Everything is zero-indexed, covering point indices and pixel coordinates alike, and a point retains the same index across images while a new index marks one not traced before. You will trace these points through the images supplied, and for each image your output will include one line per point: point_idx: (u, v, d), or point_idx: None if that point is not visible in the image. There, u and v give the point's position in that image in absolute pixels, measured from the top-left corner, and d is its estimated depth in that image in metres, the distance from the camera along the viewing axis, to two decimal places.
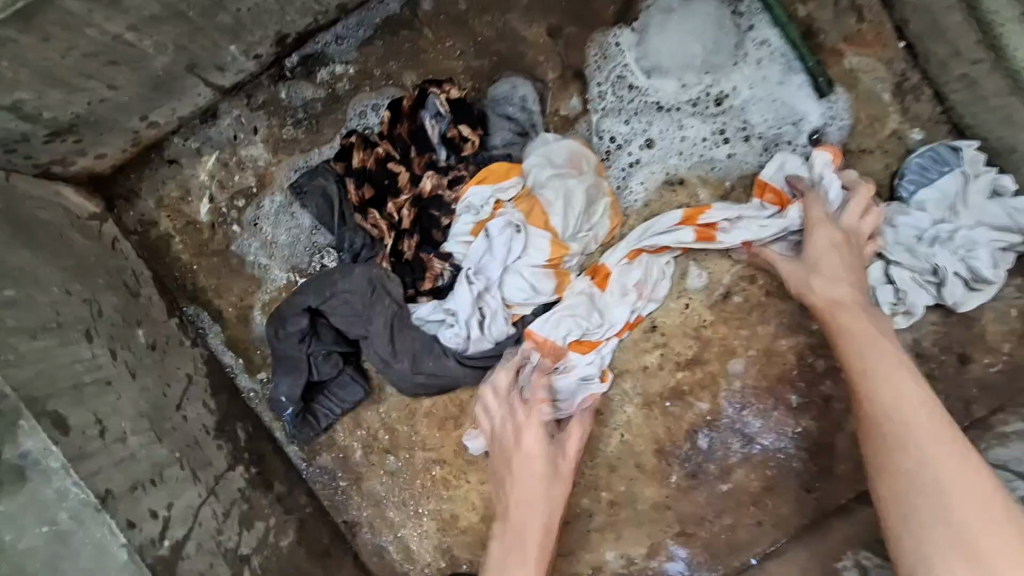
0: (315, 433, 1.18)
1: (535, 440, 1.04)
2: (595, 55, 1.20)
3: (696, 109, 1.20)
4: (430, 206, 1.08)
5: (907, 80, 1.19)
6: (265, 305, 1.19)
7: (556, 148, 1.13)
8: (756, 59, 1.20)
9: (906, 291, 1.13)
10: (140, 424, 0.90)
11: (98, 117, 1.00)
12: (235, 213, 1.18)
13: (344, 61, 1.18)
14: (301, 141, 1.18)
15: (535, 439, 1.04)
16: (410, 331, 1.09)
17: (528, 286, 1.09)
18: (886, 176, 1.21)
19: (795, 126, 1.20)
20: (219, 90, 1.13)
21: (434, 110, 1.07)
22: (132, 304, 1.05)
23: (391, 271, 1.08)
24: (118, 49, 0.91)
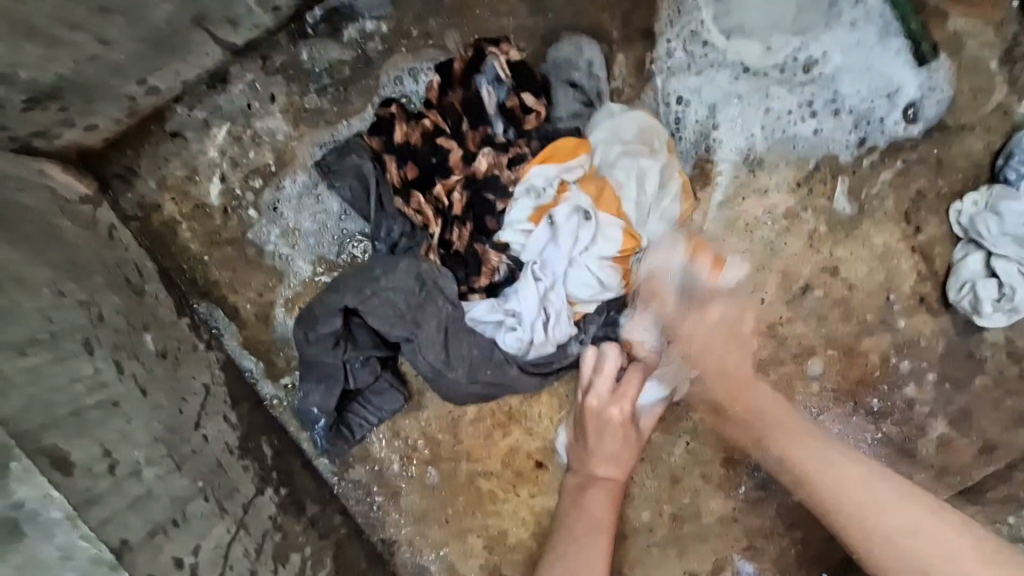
0: (349, 446, 1.04)
1: (607, 439, 1.01)
2: (668, 9, 1.04)
3: (783, 77, 1.05)
4: (484, 189, 0.93)
5: (1018, 47, 1.06)
6: (289, 302, 1.04)
7: (625, 122, 0.98)
8: (852, 20, 1.05)
9: (1013, 287, 1.02)
10: (156, 452, 0.77)
11: (87, 81, 0.83)
12: (250, 194, 1.02)
13: (376, 17, 1.01)
14: (326, 112, 1.02)
15: (607, 438, 1.01)
16: (464, 336, 0.95)
17: (596, 281, 0.95)
18: (987, 156, 1.08)
19: (891, 98, 1.06)
20: (230, 50, 0.96)
21: (493, 75, 0.91)
22: (137, 305, 0.90)
23: (442, 265, 0.94)
24: None
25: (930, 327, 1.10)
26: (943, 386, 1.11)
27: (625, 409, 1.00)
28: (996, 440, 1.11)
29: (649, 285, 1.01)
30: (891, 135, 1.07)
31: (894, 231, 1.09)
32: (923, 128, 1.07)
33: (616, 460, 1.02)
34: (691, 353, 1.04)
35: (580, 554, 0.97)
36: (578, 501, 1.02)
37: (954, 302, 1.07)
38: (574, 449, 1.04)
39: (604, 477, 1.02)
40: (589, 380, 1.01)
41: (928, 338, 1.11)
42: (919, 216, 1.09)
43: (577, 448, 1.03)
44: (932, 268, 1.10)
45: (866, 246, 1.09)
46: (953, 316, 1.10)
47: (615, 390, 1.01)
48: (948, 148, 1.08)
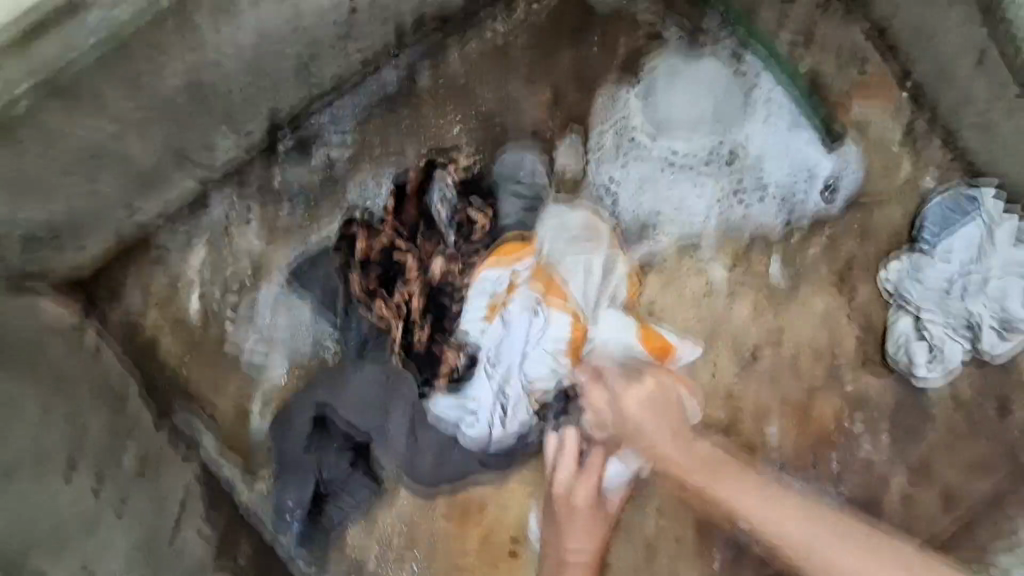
0: (326, 537, 1.07)
1: (581, 518, 1.05)
2: (605, 102, 1.16)
3: (709, 168, 1.14)
4: (440, 293, 1.03)
5: (915, 126, 1.18)
6: (267, 402, 1.09)
7: (569, 218, 1.08)
8: (765, 114, 1.15)
9: (941, 346, 1.10)
10: (133, 562, 0.84)
11: (82, 217, 0.93)
12: (229, 302, 1.10)
13: (342, 140, 1.12)
14: (298, 225, 1.12)
15: (580, 518, 1.05)
16: (428, 430, 1.03)
17: (550, 369, 1.02)
18: (906, 223, 1.18)
19: (809, 179, 1.15)
20: (210, 177, 1.06)
21: (441, 193, 1.05)
22: (120, 419, 0.96)
23: (404, 366, 1.02)
24: (103, 152, 0.84)
25: (875, 384, 1.17)
26: (896, 440, 1.17)
27: (591, 488, 1.06)
28: (956, 489, 1.16)
29: (608, 363, 1.05)
30: (815, 211, 1.17)
31: (831, 297, 1.17)
32: (843, 202, 1.17)
33: (591, 540, 1.05)
34: (652, 429, 1.09)
35: None
36: None
37: (892, 360, 1.15)
38: (550, 533, 1.06)
39: (579, 556, 1.05)
40: (554, 461, 1.06)
41: (875, 395, 1.17)
42: (852, 280, 1.17)
43: (552, 530, 1.06)
44: (870, 328, 1.17)
45: (806, 313, 1.17)
46: (896, 372, 1.16)
47: (580, 470, 1.06)
48: (870, 218, 1.18)
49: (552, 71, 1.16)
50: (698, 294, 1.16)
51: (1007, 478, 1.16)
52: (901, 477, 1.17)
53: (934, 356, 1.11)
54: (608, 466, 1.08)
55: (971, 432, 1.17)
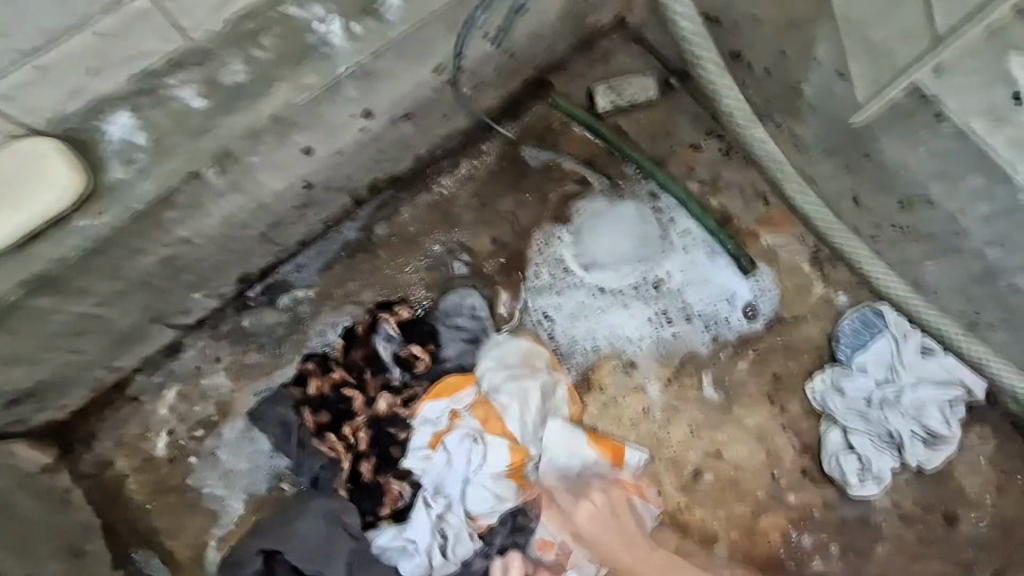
0: None
1: None
2: (540, 240, 1.31)
3: (637, 294, 1.28)
4: (386, 425, 1.10)
5: (823, 252, 1.30)
6: (222, 541, 1.13)
7: (508, 349, 1.17)
8: (683, 246, 1.31)
9: (869, 458, 1.15)
10: None
11: (59, 377, 1.03)
12: (195, 442, 1.18)
13: (305, 286, 1.25)
14: (263, 366, 1.22)
15: None
16: (371, 568, 1.02)
17: (491, 496, 1.07)
18: (825, 340, 1.26)
19: (730, 302, 1.29)
20: (183, 328, 1.18)
21: (386, 333, 1.15)
22: (77, 568, 1.00)
23: (349, 500, 1.07)
24: (83, 322, 0.96)
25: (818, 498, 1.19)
26: (848, 556, 1.17)
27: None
28: None
29: (553, 484, 1.13)
30: (738, 331, 1.27)
31: (763, 412, 1.24)
32: (764, 322, 1.28)
33: None
34: (597, 554, 1.11)
35: None
36: None
37: (829, 473, 1.19)
38: None
39: None
40: None
41: (820, 510, 1.19)
42: (781, 396, 1.24)
43: None
44: (805, 442, 1.22)
45: (741, 429, 1.23)
46: (836, 486, 1.19)
47: None
48: (791, 336, 1.27)
49: (492, 219, 1.31)
50: (636, 399, 1.24)
51: None
52: None
53: (865, 468, 1.15)
54: None
55: (922, 546, 1.17)
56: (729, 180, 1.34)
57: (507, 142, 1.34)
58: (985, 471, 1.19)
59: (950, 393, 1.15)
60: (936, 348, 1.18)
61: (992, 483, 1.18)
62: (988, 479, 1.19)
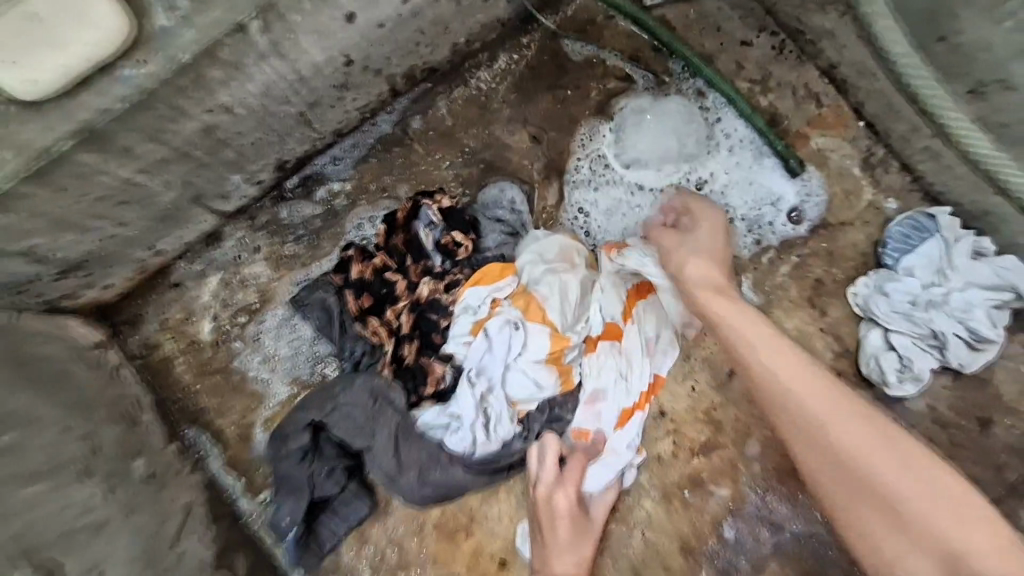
0: (319, 558, 1.11)
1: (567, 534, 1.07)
2: (583, 134, 1.27)
3: (679, 195, 1.25)
4: (427, 310, 1.11)
5: (875, 155, 1.25)
6: (268, 421, 1.17)
7: (547, 244, 1.16)
8: (729, 146, 1.26)
9: (910, 358, 1.14)
10: (137, 564, 0.89)
11: (106, 253, 1.03)
12: (237, 328, 1.19)
13: (341, 179, 1.23)
14: (301, 257, 1.22)
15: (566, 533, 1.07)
16: (415, 441, 1.08)
17: (531, 382, 1.10)
18: (871, 246, 1.23)
19: (774, 206, 1.25)
20: (222, 215, 1.17)
21: (427, 220, 1.13)
22: (131, 434, 1.04)
23: (393, 379, 1.09)
24: (127, 191, 0.96)
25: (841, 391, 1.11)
26: None
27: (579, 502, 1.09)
28: None
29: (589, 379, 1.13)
30: (782, 235, 1.24)
31: (801, 316, 1.22)
32: (809, 227, 1.24)
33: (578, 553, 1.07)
34: (633, 443, 1.13)
35: None
36: None
37: (866, 375, 1.18)
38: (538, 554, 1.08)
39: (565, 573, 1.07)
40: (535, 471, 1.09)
41: None
42: (822, 300, 1.22)
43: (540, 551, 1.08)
44: (843, 346, 1.21)
45: (779, 333, 1.22)
46: (871, 389, 1.19)
47: (559, 476, 1.08)
48: (836, 242, 1.24)
49: (532, 115, 1.27)
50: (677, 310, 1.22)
51: (995, 495, 1.15)
52: None
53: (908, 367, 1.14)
54: (587, 476, 1.11)
55: (956, 449, 1.18)
56: (780, 79, 1.28)
57: (547, 34, 1.28)
58: None
59: (1000, 296, 1.12)
60: (989, 251, 1.14)
61: None
62: None
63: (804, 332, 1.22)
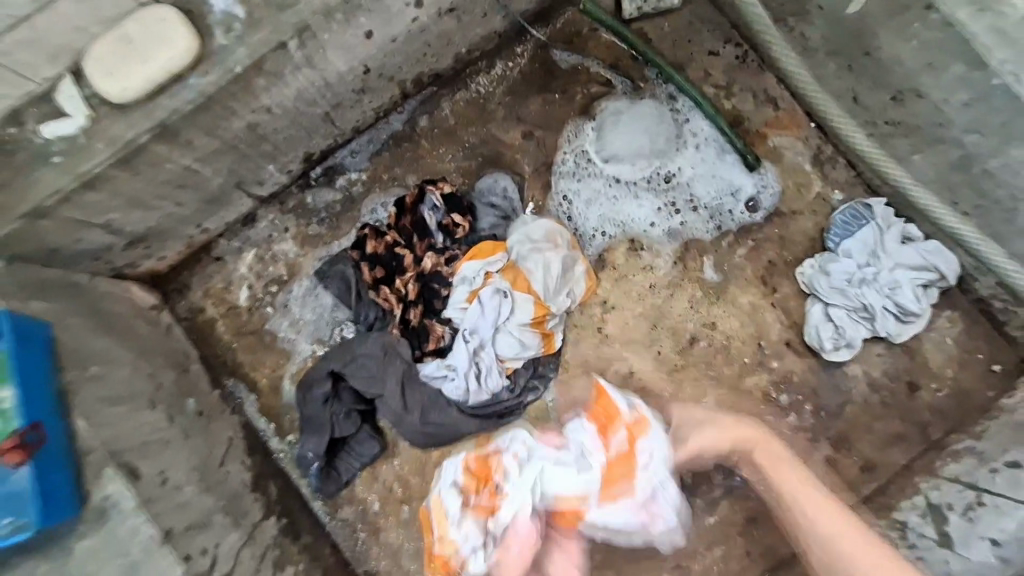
0: (336, 487, 1.31)
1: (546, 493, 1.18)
2: (570, 132, 1.46)
3: (650, 186, 1.44)
4: (431, 280, 1.31)
5: (823, 152, 1.43)
6: (294, 374, 1.37)
7: (535, 227, 1.35)
8: (696, 144, 1.44)
9: (844, 328, 1.32)
10: (193, 476, 1.09)
11: (164, 228, 1.24)
12: (268, 296, 1.40)
13: (358, 169, 1.44)
14: (324, 236, 1.42)
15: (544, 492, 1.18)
16: (419, 387, 1.28)
17: (517, 342, 1.29)
18: (818, 232, 1.41)
19: (734, 196, 1.43)
20: (258, 199, 1.38)
21: (432, 204, 1.33)
22: (183, 379, 1.25)
23: (400, 337, 1.28)
24: (186, 176, 1.16)
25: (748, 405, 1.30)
26: (820, 414, 1.36)
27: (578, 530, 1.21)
28: (877, 459, 1.34)
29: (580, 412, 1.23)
30: (740, 222, 1.42)
31: (755, 292, 1.41)
32: (764, 215, 1.42)
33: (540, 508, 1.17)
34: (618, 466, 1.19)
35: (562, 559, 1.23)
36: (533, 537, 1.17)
37: (808, 343, 1.36)
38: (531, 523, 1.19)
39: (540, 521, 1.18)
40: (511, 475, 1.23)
41: (799, 375, 1.37)
42: (773, 279, 1.41)
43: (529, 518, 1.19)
44: (791, 318, 1.39)
45: (735, 306, 1.40)
46: (814, 356, 1.37)
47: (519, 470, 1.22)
48: (787, 228, 1.42)
49: (524, 115, 1.46)
50: (647, 286, 1.41)
51: (920, 448, 1.33)
52: (826, 447, 1.35)
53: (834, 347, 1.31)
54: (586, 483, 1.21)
55: (887, 408, 1.36)
56: (742, 85, 1.46)
57: (538, 45, 1.47)
58: (950, 348, 1.35)
59: (924, 276, 1.30)
60: (918, 237, 1.33)
61: (955, 358, 1.34)
62: (951, 355, 1.35)
63: (756, 306, 1.40)
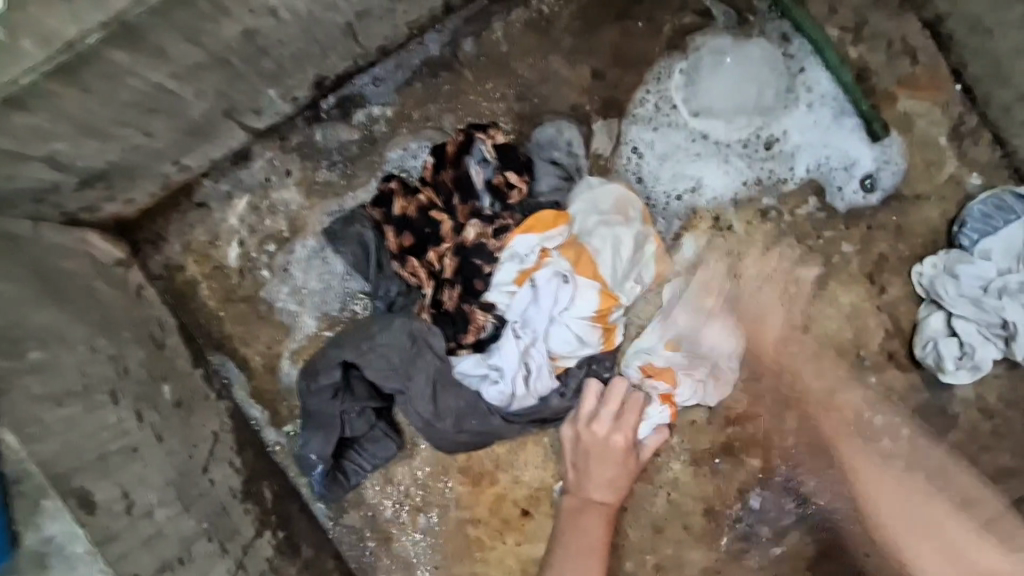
0: (344, 491, 1.10)
1: (623, 439, 1.07)
2: (658, 72, 1.15)
3: (745, 150, 1.15)
4: (472, 255, 1.03)
5: (965, 124, 1.14)
6: (295, 354, 1.12)
7: (602, 193, 1.08)
8: (808, 102, 1.15)
9: (974, 345, 1.07)
10: (168, 494, 0.89)
11: (130, 164, 0.95)
12: (265, 257, 1.12)
13: (381, 103, 1.13)
14: (335, 185, 1.13)
15: (623, 439, 1.07)
16: (452, 388, 1.07)
17: (574, 338, 1.05)
18: (943, 223, 1.15)
19: (847, 170, 1.15)
20: (253, 132, 1.07)
21: (480, 156, 1.05)
22: (158, 358, 1.00)
23: (432, 323, 1.05)
24: (158, 97, 0.86)
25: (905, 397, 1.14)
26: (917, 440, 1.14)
27: (625, 442, 1.07)
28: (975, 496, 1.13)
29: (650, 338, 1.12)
30: (850, 203, 1.15)
31: (862, 292, 1.15)
32: (881, 197, 1.15)
33: (613, 476, 1.08)
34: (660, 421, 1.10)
35: (573, 531, 1.07)
36: (575, 522, 1.07)
37: (919, 359, 1.12)
38: (588, 447, 1.08)
39: (600, 502, 1.08)
40: (593, 410, 1.08)
41: (899, 394, 1.15)
42: (882, 278, 1.15)
43: (583, 445, 1.08)
44: (898, 326, 1.15)
45: (834, 306, 1.16)
46: (921, 372, 1.14)
47: (618, 417, 1.08)
48: (907, 216, 1.15)
49: (596, 46, 1.15)
50: (727, 279, 1.14)
51: None
52: None
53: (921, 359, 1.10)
54: (644, 419, 1.10)
55: (996, 438, 1.14)
56: (876, 28, 1.15)
57: None
58: None
59: None
60: None
61: None
62: None
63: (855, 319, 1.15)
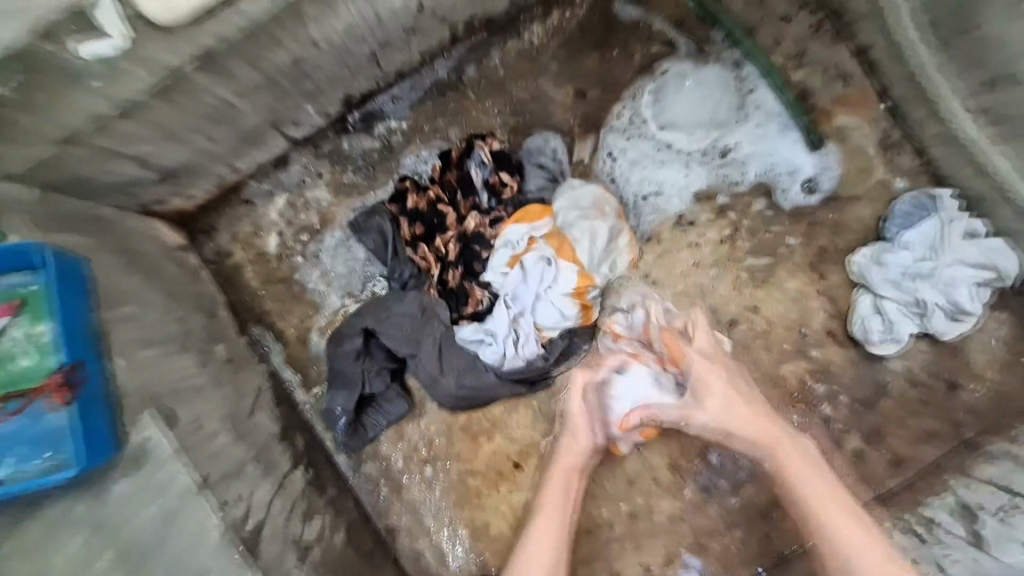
0: (362, 442, 1.30)
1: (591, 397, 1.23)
2: (631, 92, 1.38)
3: (704, 159, 1.36)
4: (472, 241, 1.25)
5: (891, 136, 1.35)
6: (322, 328, 1.33)
7: (582, 193, 1.29)
8: (758, 119, 1.36)
9: (894, 322, 1.27)
10: (225, 423, 1.09)
11: (196, 164, 1.17)
12: (299, 245, 1.34)
13: (398, 118, 1.35)
14: (359, 186, 1.35)
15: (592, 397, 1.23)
16: (455, 352, 1.27)
17: (557, 312, 1.24)
18: (874, 220, 1.35)
19: (792, 175, 1.36)
20: (292, 141, 1.30)
21: (479, 160, 1.27)
22: (212, 324, 1.22)
23: (438, 297, 1.26)
24: (223, 110, 1.09)
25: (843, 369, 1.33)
26: (854, 406, 1.33)
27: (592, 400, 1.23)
28: (905, 454, 1.31)
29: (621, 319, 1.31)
30: (794, 203, 1.36)
31: (804, 278, 1.36)
32: (820, 198, 1.36)
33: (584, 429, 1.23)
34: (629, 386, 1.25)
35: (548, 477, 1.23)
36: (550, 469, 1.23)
37: (853, 334, 1.32)
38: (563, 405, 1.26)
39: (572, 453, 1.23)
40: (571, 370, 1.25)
41: (837, 366, 1.34)
42: (822, 266, 1.35)
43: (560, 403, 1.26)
44: (837, 308, 1.35)
45: (781, 291, 1.36)
46: (856, 346, 1.33)
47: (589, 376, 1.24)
48: (843, 214, 1.35)
49: (578, 72, 1.37)
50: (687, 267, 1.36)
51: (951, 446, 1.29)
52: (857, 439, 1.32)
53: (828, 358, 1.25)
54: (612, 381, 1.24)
55: (924, 404, 1.31)
56: (813, 57, 1.37)
57: None
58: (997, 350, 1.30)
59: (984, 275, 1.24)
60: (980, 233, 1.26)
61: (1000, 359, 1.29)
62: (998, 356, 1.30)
63: (799, 302, 1.35)
